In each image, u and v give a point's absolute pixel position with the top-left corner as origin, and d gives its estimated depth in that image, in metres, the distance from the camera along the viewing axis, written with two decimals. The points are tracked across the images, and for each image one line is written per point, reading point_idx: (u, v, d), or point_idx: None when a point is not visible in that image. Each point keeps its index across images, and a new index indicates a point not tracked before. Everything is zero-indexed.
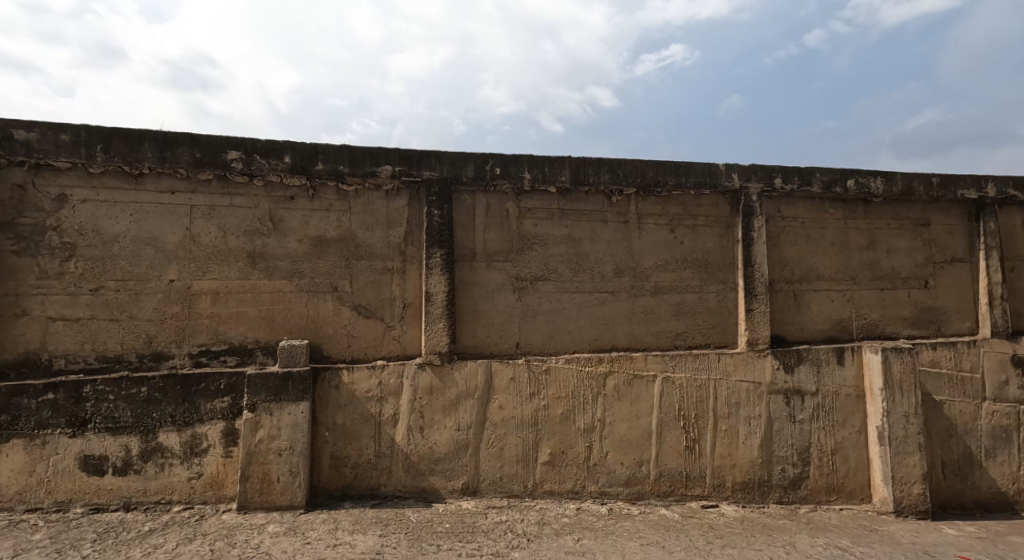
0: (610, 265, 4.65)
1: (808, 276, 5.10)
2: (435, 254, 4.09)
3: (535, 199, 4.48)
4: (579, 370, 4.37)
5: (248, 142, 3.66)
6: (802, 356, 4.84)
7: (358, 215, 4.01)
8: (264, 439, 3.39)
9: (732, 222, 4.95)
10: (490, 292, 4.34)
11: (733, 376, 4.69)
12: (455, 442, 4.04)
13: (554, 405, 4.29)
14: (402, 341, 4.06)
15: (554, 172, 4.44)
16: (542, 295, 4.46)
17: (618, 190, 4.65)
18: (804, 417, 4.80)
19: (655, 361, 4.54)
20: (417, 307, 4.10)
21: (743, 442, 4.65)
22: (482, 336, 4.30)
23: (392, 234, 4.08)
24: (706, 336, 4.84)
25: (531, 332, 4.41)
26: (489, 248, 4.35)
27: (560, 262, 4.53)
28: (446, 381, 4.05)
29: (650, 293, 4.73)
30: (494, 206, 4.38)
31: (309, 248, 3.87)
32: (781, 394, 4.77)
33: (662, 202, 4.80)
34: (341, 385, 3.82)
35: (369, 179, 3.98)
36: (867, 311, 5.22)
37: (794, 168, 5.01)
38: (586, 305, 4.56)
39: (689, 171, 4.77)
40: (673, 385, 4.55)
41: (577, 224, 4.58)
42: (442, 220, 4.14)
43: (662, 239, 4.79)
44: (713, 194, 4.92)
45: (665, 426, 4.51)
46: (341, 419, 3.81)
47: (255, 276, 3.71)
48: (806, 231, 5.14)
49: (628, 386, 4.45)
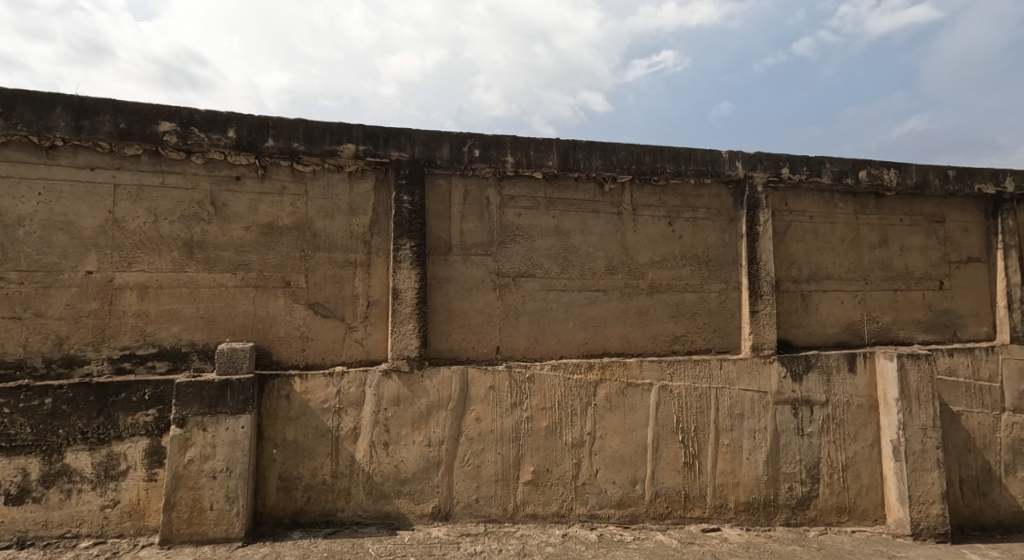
0: (601, 261, 4.19)
1: (817, 276, 4.68)
2: (404, 246, 3.61)
3: (519, 186, 4.02)
4: (567, 378, 3.90)
5: (184, 111, 3.14)
6: (811, 363, 4.41)
7: (317, 200, 3.52)
8: (194, 459, 2.89)
9: (735, 215, 4.52)
10: (466, 289, 3.86)
11: (736, 384, 4.25)
12: (425, 459, 3.55)
13: (538, 417, 3.81)
14: (365, 344, 3.57)
15: (539, 156, 3.97)
16: (526, 293, 3.99)
17: (611, 176, 4.19)
18: (813, 430, 4.37)
19: (651, 367, 4.08)
20: (383, 306, 3.61)
21: (747, 459, 4.21)
22: (458, 339, 3.82)
23: (355, 223, 3.60)
24: (706, 340, 4.40)
25: (513, 334, 3.94)
26: (466, 239, 3.88)
27: (547, 257, 4.06)
28: (415, 390, 3.57)
29: (646, 293, 4.28)
30: (472, 193, 3.91)
31: (258, 237, 3.36)
32: (788, 404, 4.34)
33: (659, 192, 4.36)
34: (293, 394, 3.32)
35: (329, 159, 3.49)
36: (879, 314, 4.80)
37: (803, 157, 4.59)
38: (575, 305, 4.10)
39: (689, 158, 4.33)
40: (670, 394, 4.10)
41: (566, 215, 4.13)
42: (412, 207, 3.66)
43: (659, 232, 4.35)
44: (715, 183, 4.48)
45: (661, 441, 4.05)
46: (292, 434, 3.31)
47: (192, 268, 3.20)
48: (815, 227, 4.72)
49: (621, 395, 4.00)
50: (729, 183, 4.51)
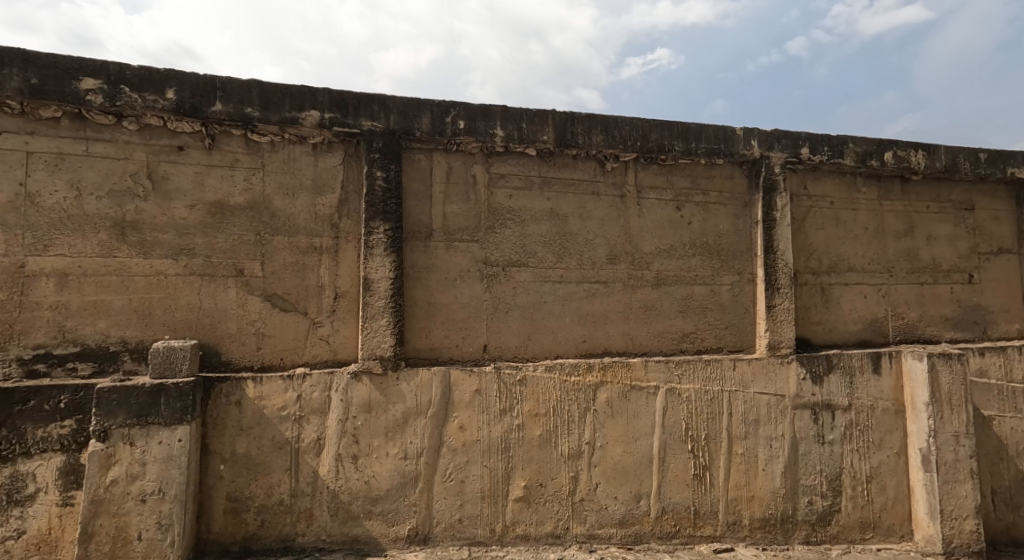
0: (602, 250, 3.74)
1: (838, 267, 4.25)
2: (377, 230, 3.15)
3: (509, 163, 3.57)
4: (562, 380, 3.46)
5: (112, 66, 2.65)
6: (832, 364, 3.99)
7: (276, 176, 3.05)
8: (119, 480, 2.42)
9: (749, 200, 4.09)
10: (450, 280, 3.41)
11: (751, 387, 3.82)
12: (400, 475, 3.10)
13: (530, 425, 3.38)
14: (332, 342, 3.10)
15: (533, 129, 3.51)
16: (517, 285, 3.53)
17: (613, 154, 3.74)
18: (834, 437, 3.96)
19: (658, 368, 3.65)
20: (353, 298, 3.15)
21: (763, 470, 3.78)
22: (440, 336, 3.37)
23: (320, 203, 3.13)
24: (717, 338, 3.96)
25: (502, 331, 3.48)
26: (449, 223, 3.43)
27: (541, 244, 3.61)
28: (389, 395, 3.11)
29: (652, 286, 3.84)
30: (455, 171, 3.45)
31: (205, 217, 2.88)
32: (808, 409, 3.92)
33: (666, 172, 3.92)
34: (244, 401, 2.84)
35: (289, 128, 3.02)
36: (905, 310, 4.38)
37: (823, 136, 4.16)
38: (573, 298, 3.65)
39: (699, 136, 3.89)
40: (678, 398, 3.67)
41: (562, 197, 3.69)
42: (387, 185, 3.19)
43: (666, 217, 3.91)
44: (727, 164, 4.04)
45: (668, 451, 3.62)
46: (244, 447, 2.84)
47: (123, 252, 2.73)
48: (835, 213, 4.29)
49: (624, 400, 3.56)
50: (743, 164, 4.07)
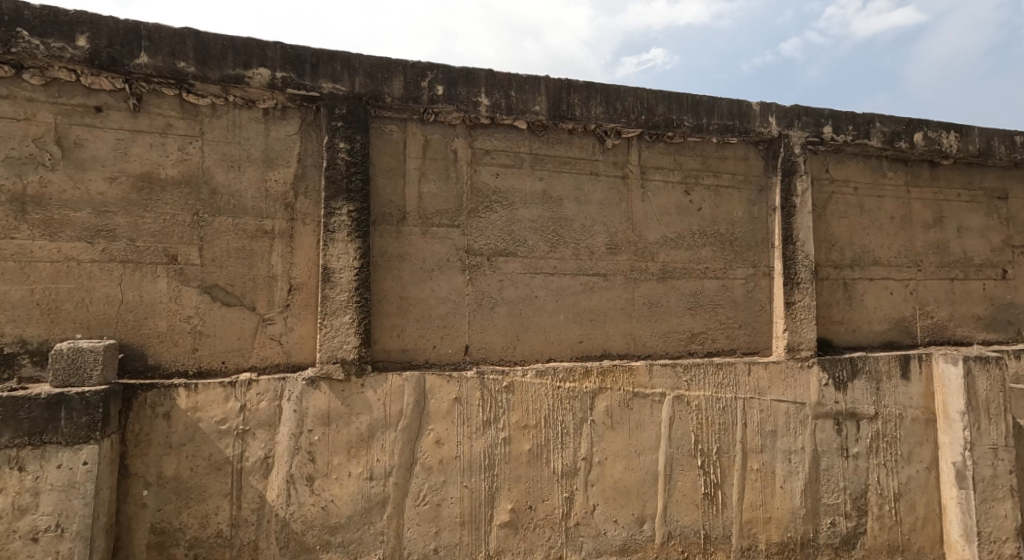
0: (602, 238, 3.30)
1: (862, 260, 3.83)
2: (339, 211, 2.69)
3: (495, 137, 3.11)
4: (555, 387, 3.01)
5: (6, 5, 2.19)
6: (857, 368, 3.56)
7: (217, 145, 2.57)
8: (3, 515, 1.97)
9: (766, 184, 3.65)
10: (426, 271, 2.96)
11: (768, 394, 3.40)
12: (365, 498, 2.65)
13: (518, 439, 2.93)
14: (286, 343, 2.64)
15: (522, 98, 3.06)
16: (503, 277, 3.08)
17: (615, 129, 3.29)
18: (859, 451, 3.54)
19: (663, 373, 3.21)
20: (311, 291, 2.69)
21: (780, 489, 3.36)
22: (414, 336, 2.92)
23: (272, 179, 2.67)
24: (730, 339, 3.53)
25: (486, 330, 3.04)
26: (426, 206, 2.98)
27: (532, 230, 3.16)
28: (353, 405, 2.65)
29: (657, 280, 3.39)
30: (433, 145, 3.00)
31: (128, 192, 2.42)
32: (830, 419, 3.50)
33: (673, 151, 3.48)
34: (174, 413, 2.37)
35: (233, 89, 2.54)
36: (934, 308, 3.96)
37: (848, 114, 3.72)
38: (568, 293, 3.20)
39: (711, 111, 3.44)
40: (686, 406, 3.24)
41: (556, 177, 3.24)
42: (351, 160, 2.73)
43: (673, 203, 3.47)
44: (742, 143, 3.60)
45: (675, 466, 3.20)
46: (174, 469, 2.37)
47: (23, 233, 2.28)
48: (859, 200, 3.86)
49: (625, 409, 3.13)
50: (759, 143, 3.63)
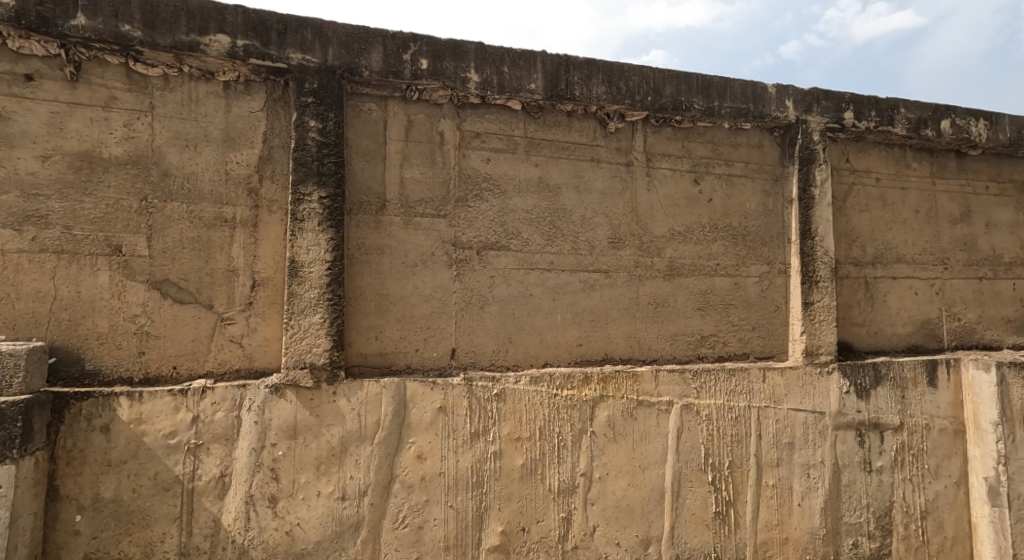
0: (603, 231, 3.00)
1: (884, 257, 3.54)
2: (308, 197, 2.39)
3: (486, 119, 2.82)
4: (551, 395, 2.72)
5: None
6: (881, 375, 3.27)
7: (169, 122, 2.27)
8: None
9: (781, 174, 3.36)
10: (408, 266, 2.66)
11: (784, 403, 3.11)
12: (336, 521, 2.35)
13: (510, 453, 2.64)
14: (247, 345, 2.34)
15: (516, 75, 2.76)
16: (495, 273, 2.79)
17: (618, 112, 3.00)
18: (883, 465, 3.24)
19: (671, 380, 2.92)
20: (277, 288, 2.40)
21: (798, 506, 3.07)
22: (394, 338, 2.62)
23: (234, 161, 2.37)
24: (742, 343, 3.23)
25: (475, 332, 2.74)
26: (408, 194, 2.68)
27: (526, 222, 2.86)
28: (323, 416, 2.36)
29: (664, 277, 3.10)
30: (417, 126, 2.71)
31: (64, 173, 2.13)
32: (852, 430, 3.21)
33: (681, 137, 3.18)
34: (115, 425, 2.08)
35: (187, 58, 2.25)
36: (962, 310, 3.67)
37: (871, 98, 3.43)
38: (566, 291, 2.91)
39: (723, 93, 3.15)
40: (695, 416, 2.95)
41: (553, 163, 2.94)
42: (323, 140, 2.43)
43: (681, 193, 3.17)
44: (755, 129, 3.31)
45: (684, 482, 2.90)
46: (113, 490, 2.07)
47: None
48: (882, 192, 3.57)
49: (628, 419, 2.83)
50: (774, 129, 3.34)
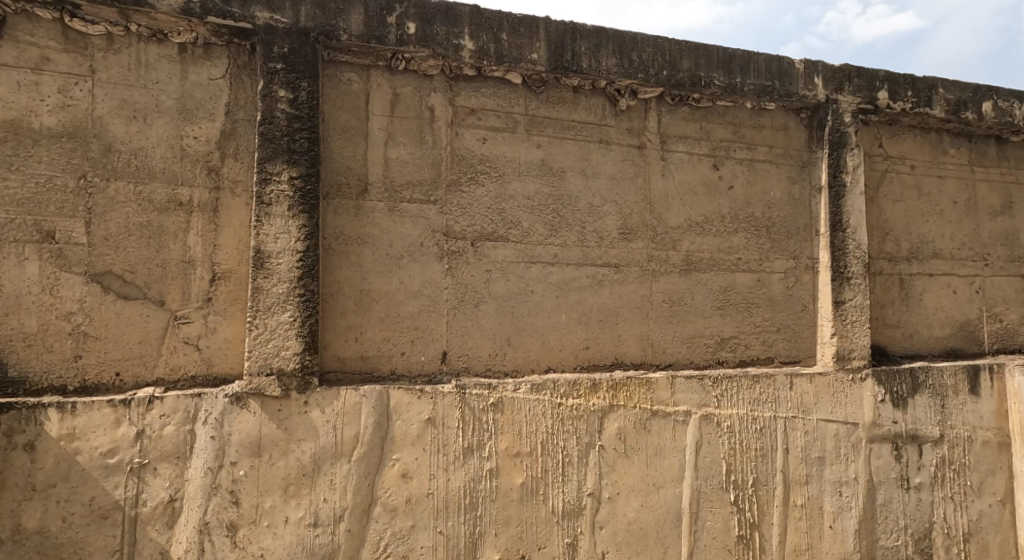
0: (613, 221, 2.69)
1: (920, 252, 3.22)
2: (276, 178, 2.08)
3: (482, 93, 2.51)
4: (555, 404, 2.40)
5: None
6: (919, 382, 2.95)
7: (113, 88, 1.97)
8: None
9: (809, 160, 3.05)
10: (393, 258, 2.35)
11: (813, 413, 2.79)
12: (308, 551, 2.04)
13: (508, 471, 2.33)
14: (205, 348, 2.03)
15: (515, 43, 2.45)
16: (491, 267, 2.48)
17: (630, 88, 2.68)
18: (923, 482, 2.93)
19: (689, 387, 2.60)
20: (241, 282, 2.08)
21: (829, 529, 2.76)
22: (376, 340, 2.31)
23: (190, 135, 2.05)
24: (766, 346, 2.92)
25: (469, 333, 2.43)
26: (394, 176, 2.37)
27: (527, 210, 2.55)
28: (292, 429, 2.05)
29: (680, 273, 2.79)
30: (403, 101, 2.40)
31: None
32: (888, 443, 2.89)
33: (699, 118, 2.87)
34: (41, 443, 1.77)
35: (133, 14, 1.94)
36: (1003, 310, 3.35)
37: (906, 77, 3.11)
38: (571, 287, 2.59)
39: (746, 68, 2.83)
40: (715, 428, 2.63)
41: (558, 144, 2.63)
42: (294, 112, 2.12)
43: (700, 179, 2.86)
44: (780, 109, 3.00)
45: (703, 502, 2.60)
46: (39, 519, 1.76)
47: None
48: (917, 181, 3.25)
49: (641, 431, 2.52)
50: (801, 110, 3.03)
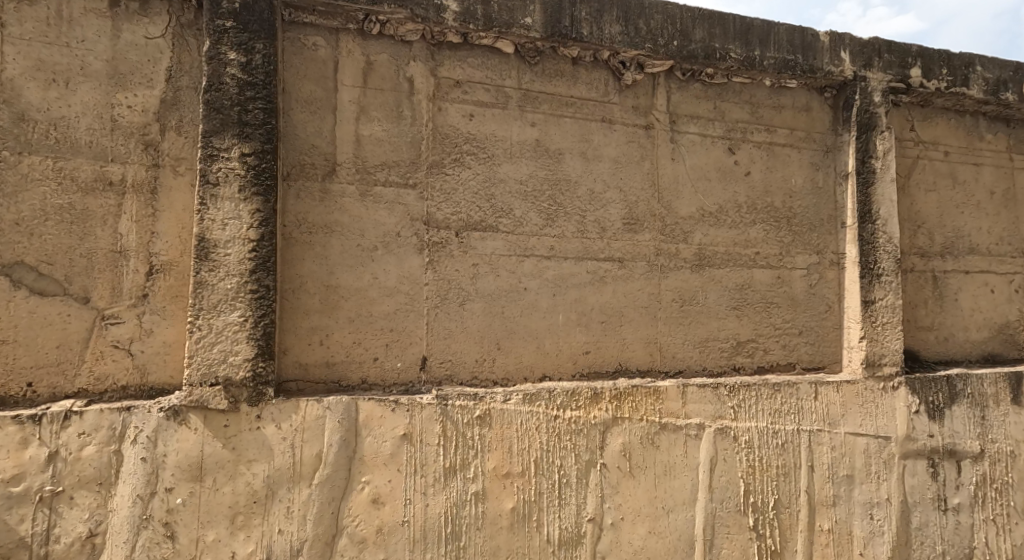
0: (617, 209, 2.39)
1: (955, 247, 2.92)
2: (225, 154, 1.78)
3: (468, 64, 2.21)
4: (550, 417, 2.10)
5: None
6: (957, 391, 2.65)
7: (28, 46, 1.67)
8: None
9: (833, 144, 2.75)
10: (365, 250, 2.05)
11: (841, 427, 2.49)
12: None
13: (496, 495, 2.02)
14: (138, 353, 1.73)
15: (506, 6, 2.15)
16: (479, 261, 2.17)
17: (636, 60, 2.38)
18: (962, 503, 2.62)
19: (702, 397, 2.30)
20: (183, 275, 1.78)
21: (859, 556, 2.46)
22: (345, 344, 2.01)
23: (122, 104, 1.75)
24: (787, 351, 2.61)
25: (453, 336, 2.13)
26: (366, 156, 2.07)
27: (520, 196, 2.25)
28: (241, 449, 1.74)
29: (692, 268, 2.48)
30: (378, 70, 2.10)
31: None
32: (923, 459, 2.59)
33: (713, 96, 2.57)
34: None
35: None
36: None
37: (941, 53, 2.81)
38: (570, 283, 2.29)
39: (766, 40, 2.53)
40: (731, 443, 2.33)
41: (555, 122, 2.33)
42: (246, 78, 1.81)
43: (714, 164, 2.56)
44: (802, 88, 2.70)
45: (718, 528, 2.29)
46: None
47: None
48: (951, 168, 2.95)
49: (649, 447, 2.22)
50: (825, 89, 2.73)
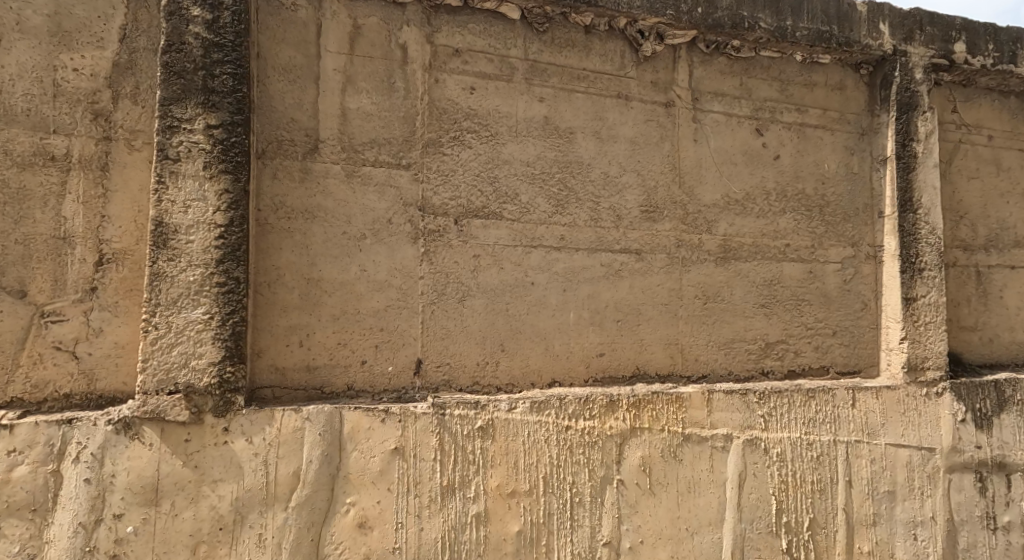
0: (634, 195, 2.15)
1: (999, 240, 2.67)
2: (187, 126, 1.53)
3: (469, 31, 1.97)
4: (561, 428, 1.86)
5: None
6: (1007, 398, 2.40)
7: None
8: None
9: (869, 126, 2.50)
10: (352, 239, 1.81)
11: (882, 437, 2.24)
12: None
13: (500, 517, 1.78)
14: (85, 356, 1.49)
15: None
16: (480, 252, 1.93)
17: (656, 29, 2.14)
18: (1012, 521, 2.38)
19: (730, 405, 2.06)
20: (139, 265, 1.54)
21: None
22: (329, 345, 1.77)
23: (66, 66, 1.51)
24: (820, 353, 2.37)
25: (451, 336, 1.88)
26: (353, 133, 1.82)
27: (526, 179, 2.01)
28: (205, 468, 1.50)
29: (717, 262, 2.24)
30: (367, 36, 1.86)
31: None
32: (971, 473, 2.34)
33: (739, 71, 2.33)
34: None
35: None
36: None
37: (987, 26, 2.56)
38: (582, 277, 2.05)
39: (799, 9, 2.29)
40: (762, 456, 2.09)
41: (565, 98, 2.09)
42: (211, 37, 1.56)
43: (740, 146, 2.31)
44: (836, 64, 2.46)
45: (748, 552, 2.05)
46: None
47: None
48: (996, 154, 2.70)
49: (671, 462, 1.97)
50: (862, 65, 2.48)
